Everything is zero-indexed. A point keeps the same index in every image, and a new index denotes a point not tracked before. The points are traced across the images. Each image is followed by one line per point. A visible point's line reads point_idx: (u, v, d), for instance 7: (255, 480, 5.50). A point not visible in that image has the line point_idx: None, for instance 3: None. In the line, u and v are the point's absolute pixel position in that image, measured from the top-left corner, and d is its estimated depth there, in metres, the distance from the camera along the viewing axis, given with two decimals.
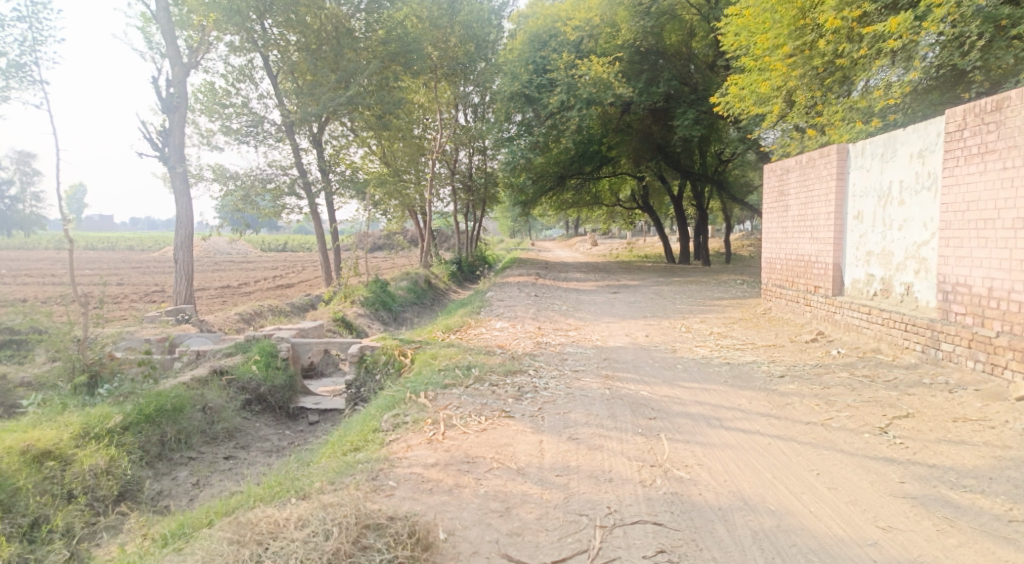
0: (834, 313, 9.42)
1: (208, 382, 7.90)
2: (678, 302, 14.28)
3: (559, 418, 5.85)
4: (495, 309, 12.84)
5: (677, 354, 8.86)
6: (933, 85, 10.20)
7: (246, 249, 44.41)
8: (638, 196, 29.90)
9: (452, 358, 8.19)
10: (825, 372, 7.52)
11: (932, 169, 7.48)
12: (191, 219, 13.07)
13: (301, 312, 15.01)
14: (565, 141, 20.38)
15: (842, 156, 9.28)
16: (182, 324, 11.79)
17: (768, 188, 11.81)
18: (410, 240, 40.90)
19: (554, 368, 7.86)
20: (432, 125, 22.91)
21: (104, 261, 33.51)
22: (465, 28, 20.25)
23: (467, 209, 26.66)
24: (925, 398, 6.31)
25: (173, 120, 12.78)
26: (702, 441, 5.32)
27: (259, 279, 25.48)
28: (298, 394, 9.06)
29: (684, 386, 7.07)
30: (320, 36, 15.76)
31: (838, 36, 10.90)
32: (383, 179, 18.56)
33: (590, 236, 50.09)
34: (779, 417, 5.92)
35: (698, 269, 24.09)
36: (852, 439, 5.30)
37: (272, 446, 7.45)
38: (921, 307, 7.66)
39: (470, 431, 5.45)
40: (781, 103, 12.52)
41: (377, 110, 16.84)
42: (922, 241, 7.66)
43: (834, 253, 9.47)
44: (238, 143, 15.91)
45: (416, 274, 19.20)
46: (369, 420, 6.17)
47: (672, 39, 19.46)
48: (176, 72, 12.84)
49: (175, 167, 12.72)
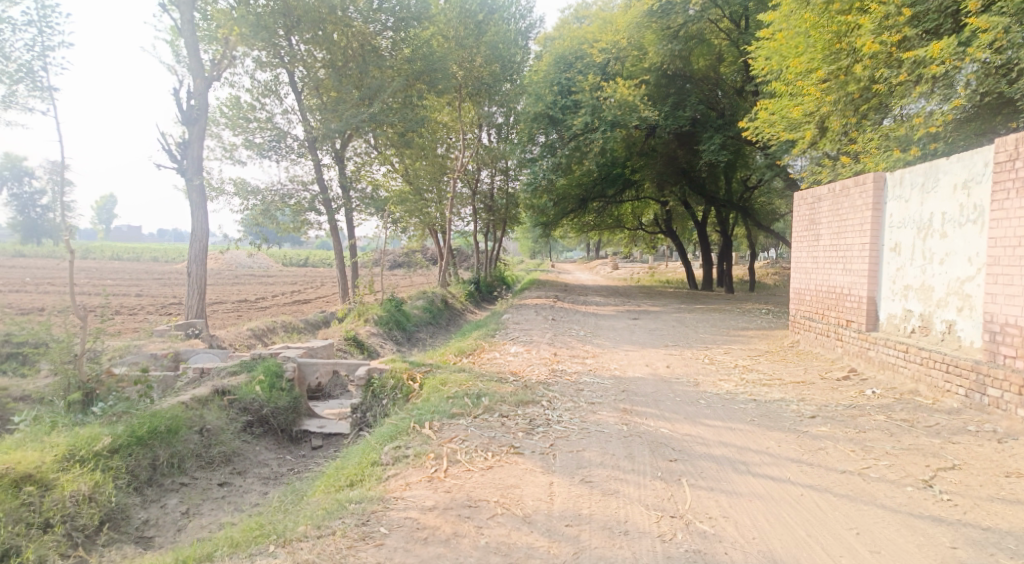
0: (867, 349, 8.93)
1: (208, 402, 7.64)
2: (701, 331, 13.77)
3: (572, 457, 5.44)
4: (510, 333, 12.46)
5: (699, 387, 8.40)
6: (977, 113, 9.70)
7: (267, 263, 44.60)
8: (661, 220, 29.45)
9: (462, 385, 7.81)
10: (860, 414, 7.02)
11: (979, 201, 7.02)
12: (206, 232, 12.89)
13: (314, 329, 14.77)
14: (588, 164, 20.06)
15: (878, 185, 8.83)
16: (192, 339, 11.60)
17: (798, 216, 11.36)
18: (429, 258, 40.75)
19: (569, 399, 7.44)
20: (455, 145, 22.77)
21: (126, 272, 33.78)
22: (491, 49, 20.17)
23: (488, 229, 26.39)
24: (971, 448, 5.79)
25: (193, 132, 12.70)
26: (727, 488, 4.88)
27: (277, 294, 25.40)
28: (302, 417, 8.75)
29: (707, 425, 6.62)
30: (347, 53, 15.73)
31: (876, 61, 10.51)
32: (404, 197, 18.36)
33: (610, 260, 49.60)
34: (812, 463, 5.46)
35: (721, 296, 23.51)
36: (894, 492, 4.82)
37: (269, 474, 7.15)
38: (964, 348, 7.17)
39: (475, 468, 5.07)
40: (813, 129, 12.12)
41: (399, 127, 16.68)
42: (966, 277, 7.18)
43: (868, 286, 8.99)
44: (260, 158, 15.83)
45: (433, 294, 18.91)
46: (370, 451, 5.81)
47: (699, 64, 19.04)
48: (198, 85, 12.79)
49: (192, 180, 12.60)
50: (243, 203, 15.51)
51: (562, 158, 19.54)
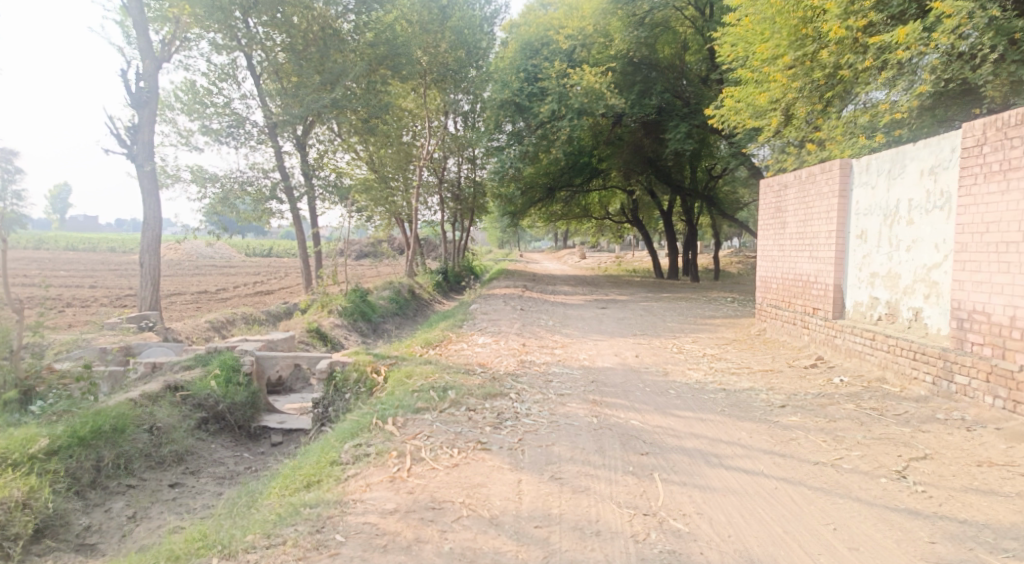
0: (834, 337, 8.92)
1: (159, 399, 7.27)
2: (670, 320, 13.71)
3: (541, 452, 5.24)
4: (478, 323, 12.20)
5: (669, 377, 8.28)
6: (941, 100, 9.73)
7: (228, 252, 43.46)
8: (629, 209, 29.41)
9: (428, 378, 7.56)
10: (829, 403, 6.97)
11: (946, 187, 6.99)
12: (159, 221, 12.33)
13: (276, 321, 14.34)
14: (555, 152, 19.87)
15: (844, 172, 8.80)
16: (144, 332, 11.10)
17: (765, 204, 11.32)
18: (395, 248, 40.20)
19: (538, 392, 7.25)
20: (421, 133, 22.32)
21: (81, 263, 32.55)
22: (456, 34, 19.85)
23: (455, 218, 26.02)
24: (941, 437, 5.77)
25: (143, 116, 12.12)
26: (700, 483, 4.74)
27: (238, 284, 24.69)
28: (261, 412, 8.41)
29: (678, 416, 6.48)
30: (307, 36, 15.17)
31: (842, 46, 10.47)
32: (369, 185, 17.93)
33: (579, 250, 49.61)
34: (784, 455, 5.36)
35: (688, 285, 23.61)
36: (867, 484, 4.74)
37: (224, 474, 6.82)
38: (931, 335, 7.16)
39: (440, 466, 4.84)
40: (779, 116, 12.03)
41: (363, 114, 16.23)
42: (933, 263, 7.16)
43: (834, 274, 8.97)
44: (217, 144, 15.24)
45: (399, 284, 18.55)
46: (329, 450, 5.53)
47: (665, 51, 19.02)
48: (147, 66, 12.19)
49: (143, 166, 12.05)
50: (200, 191, 14.95)
51: (530, 146, 19.33)
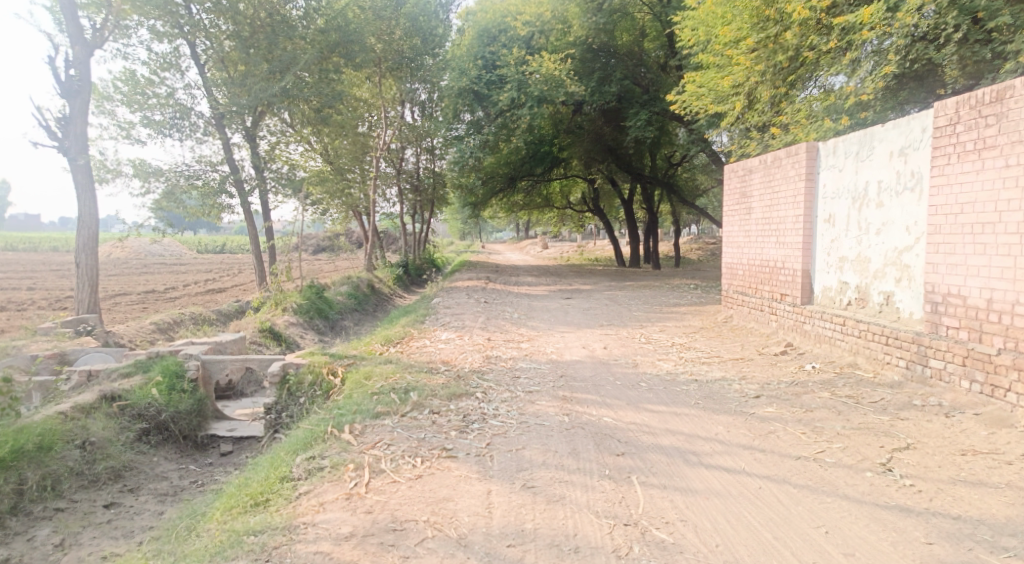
0: (803, 323, 8.77)
1: (92, 411, 6.69)
2: (635, 309, 13.48)
3: (510, 457, 4.88)
4: (440, 318, 11.77)
5: (639, 369, 8.01)
6: (903, 82, 9.68)
7: (179, 250, 41.92)
8: (590, 198, 29.18)
9: (389, 379, 7.12)
10: (804, 392, 6.77)
11: (917, 168, 6.83)
12: (95, 218, 11.49)
13: (227, 321, 13.65)
14: (516, 141, 19.49)
15: (810, 155, 8.63)
16: (82, 337, 10.37)
17: (729, 190, 11.13)
18: (353, 242, 39.33)
19: (505, 389, 6.88)
20: (377, 123, 21.65)
21: (20, 263, 30.81)
22: (410, 21, 19.31)
23: (414, 210, 25.42)
24: (921, 424, 5.61)
25: (74, 105, 11.29)
26: (682, 486, 4.44)
27: (189, 283, 23.67)
28: (208, 420, 7.90)
29: (651, 411, 6.19)
30: (255, 24, 14.35)
31: (806, 27, 10.33)
32: (324, 177, 17.25)
33: (541, 241, 49.33)
34: (765, 449, 5.11)
35: (649, 273, 23.53)
36: (854, 480, 4.52)
37: (167, 489, 6.30)
38: (903, 319, 7.02)
39: (402, 479, 4.45)
40: (742, 100, 11.87)
41: (315, 103, 15.57)
42: (905, 246, 7.01)
43: (802, 259, 8.81)
44: (160, 136, 14.40)
45: (358, 279, 17.96)
46: (279, 463, 5.07)
47: (623, 39, 18.49)
48: (77, 51, 11.30)
49: (76, 159, 11.21)
50: (144, 187, 14.13)
51: (489, 135, 18.90)
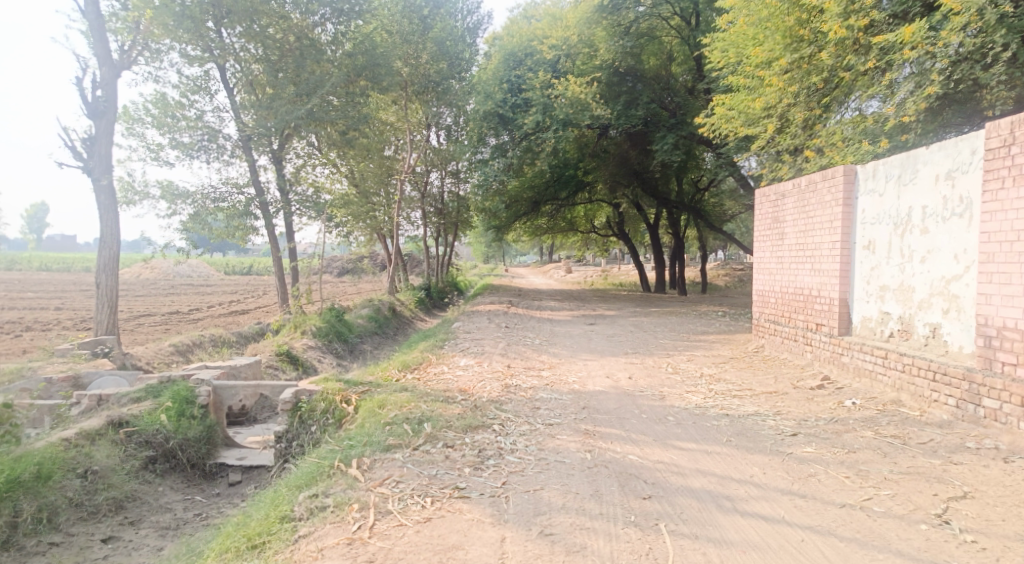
0: (841, 355, 8.30)
1: (98, 438, 6.54)
2: (661, 336, 13.04)
3: (528, 499, 4.54)
4: (460, 343, 11.45)
5: (666, 401, 7.59)
6: (946, 104, 9.26)
7: (208, 271, 42.34)
8: (614, 222, 28.86)
9: (403, 408, 6.81)
10: (845, 430, 6.30)
11: (966, 192, 6.42)
12: (117, 238, 11.47)
13: (247, 343, 13.53)
14: (540, 164, 19.29)
15: (848, 179, 8.24)
16: (99, 358, 10.26)
17: (760, 214, 10.73)
18: (377, 265, 39.35)
19: (524, 422, 6.52)
20: (402, 146, 21.71)
21: (52, 283, 31.21)
22: (437, 44, 19.12)
23: (438, 233, 25.27)
24: (977, 470, 5.12)
25: (100, 126, 11.33)
26: (715, 536, 4.08)
27: (214, 304, 23.78)
28: (218, 448, 7.67)
29: (680, 448, 5.79)
30: (284, 48, 14.41)
31: (843, 47, 10.00)
32: (348, 200, 17.12)
33: (565, 265, 49.00)
34: (804, 495, 4.70)
35: (676, 299, 23.01)
36: (907, 533, 4.09)
37: (169, 522, 6.10)
38: (952, 354, 6.55)
39: (409, 523, 4.19)
40: (774, 122, 11.50)
41: (341, 126, 15.53)
42: (952, 275, 6.58)
43: (839, 287, 8.37)
44: (188, 158, 14.46)
45: (380, 302, 17.81)
46: (281, 500, 4.81)
47: (650, 62, 18.39)
48: (104, 72, 11.34)
49: (99, 180, 11.22)
50: (171, 208, 14.16)
51: (514, 158, 18.66)
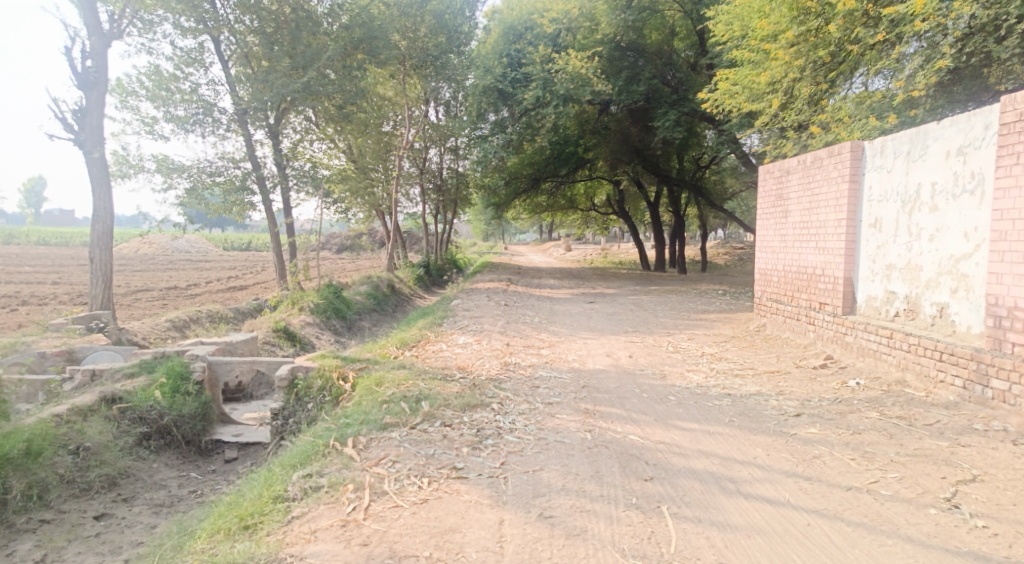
0: (845, 335, 8.18)
1: (91, 414, 6.44)
2: (661, 315, 12.91)
3: (527, 480, 4.44)
4: (459, 321, 11.32)
5: (667, 381, 7.48)
6: (957, 78, 9.03)
7: (206, 246, 42.07)
8: (615, 200, 28.64)
9: (400, 385, 6.69)
10: (849, 411, 6.20)
11: (978, 168, 6.25)
12: (111, 212, 11.27)
13: (244, 318, 13.41)
14: (540, 141, 19.02)
15: (855, 155, 8.04)
16: (94, 334, 10.13)
17: (764, 191, 10.54)
18: (376, 242, 39.16)
19: (523, 400, 6.41)
20: (400, 122, 21.37)
21: (49, 258, 30.97)
22: (435, 17, 18.81)
23: (437, 210, 25.05)
24: (986, 452, 5.02)
25: (91, 98, 11.07)
26: (719, 519, 3.99)
27: (211, 280, 23.63)
28: (214, 425, 7.59)
29: (682, 428, 5.69)
30: (279, 19, 14.05)
31: (852, 19, 9.73)
32: (347, 176, 16.87)
33: (565, 244, 48.77)
34: (809, 477, 4.60)
35: (676, 278, 22.87)
36: (916, 517, 4.00)
37: (163, 499, 6.02)
38: (960, 334, 6.42)
39: (405, 504, 4.10)
40: (779, 98, 11.23)
41: (338, 100, 15.24)
42: (962, 254, 6.42)
43: (844, 266, 8.22)
44: (183, 132, 14.21)
45: (378, 279, 17.66)
46: (275, 480, 4.72)
47: (653, 37, 17.95)
48: (94, 42, 11.05)
49: (91, 152, 11.00)
50: (166, 182, 13.94)
51: (514, 134, 18.42)
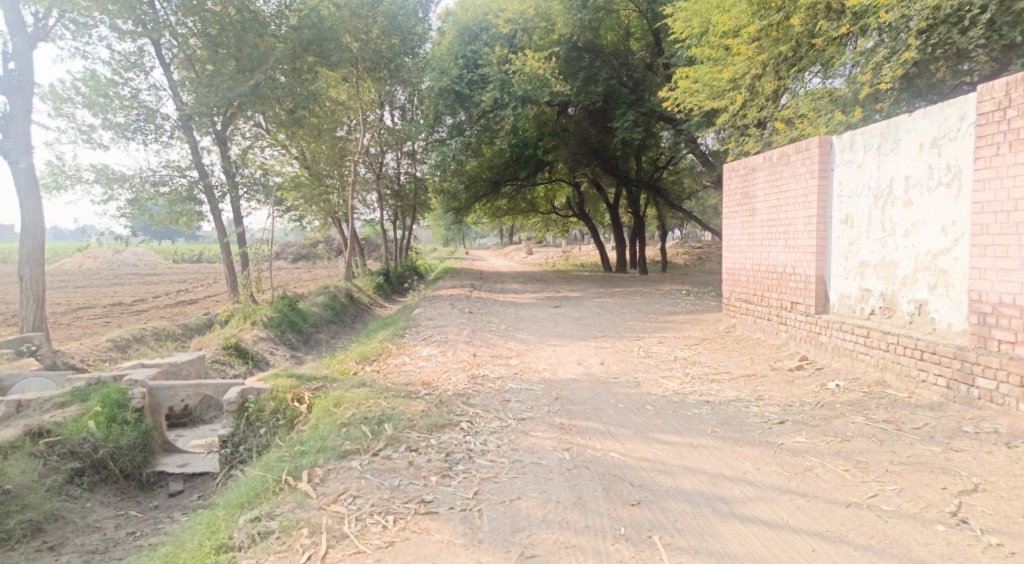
0: (819, 334, 7.98)
1: (12, 453, 5.77)
2: (629, 318, 12.59)
3: (505, 512, 4.03)
4: (422, 331, 10.79)
5: (643, 389, 7.13)
6: (920, 71, 8.95)
7: (154, 259, 40.39)
8: (575, 202, 28.36)
9: (360, 406, 6.19)
10: (834, 416, 5.94)
11: (954, 161, 6.08)
12: (42, 226, 10.40)
13: (193, 335, 12.63)
14: (499, 144, 18.60)
15: (824, 150, 7.85)
16: (24, 359, 9.28)
17: (729, 189, 10.33)
18: (333, 250, 38.16)
19: (494, 417, 5.97)
20: (354, 126, 20.67)
21: None
22: (388, 19, 18.31)
23: (395, 216, 24.40)
24: (982, 457, 4.80)
25: (16, 103, 10.23)
26: (717, 549, 3.66)
27: (160, 294, 22.50)
28: (157, 455, 6.96)
29: (664, 443, 5.33)
30: (223, 21, 13.29)
31: (814, 13, 9.60)
32: (300, 182, 16.17)
33: (526, 248, 48.45)
34: (805, 493, 4.30)
35: (638, 279, 22.70)
36: (925, 537, 3.74)
37: (97, 545, 5.41)
38: (940, 331, 6.25)
39: (368, 550, 3.69)
40: (742, 94, 11.06)
41: (288, 103, 14.58)
42: (940, 249, 6.25)
43: (816, 264, 8.02)
44: (123, 139, 13.36)
45: (336, 289, 16.98)
46: (221, 526, 4.20)
47: (608, 38, 17.79)
48: (17, 43, 10.20)
49: (17, 162, 10.12)
50: (106, 193, 13.08)
51: (472, 137, 17.96)
